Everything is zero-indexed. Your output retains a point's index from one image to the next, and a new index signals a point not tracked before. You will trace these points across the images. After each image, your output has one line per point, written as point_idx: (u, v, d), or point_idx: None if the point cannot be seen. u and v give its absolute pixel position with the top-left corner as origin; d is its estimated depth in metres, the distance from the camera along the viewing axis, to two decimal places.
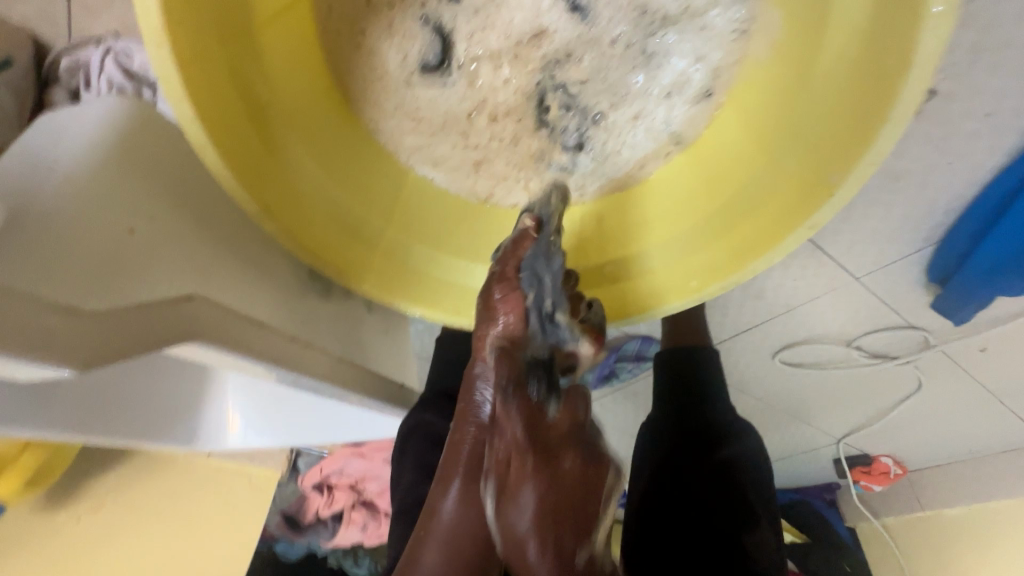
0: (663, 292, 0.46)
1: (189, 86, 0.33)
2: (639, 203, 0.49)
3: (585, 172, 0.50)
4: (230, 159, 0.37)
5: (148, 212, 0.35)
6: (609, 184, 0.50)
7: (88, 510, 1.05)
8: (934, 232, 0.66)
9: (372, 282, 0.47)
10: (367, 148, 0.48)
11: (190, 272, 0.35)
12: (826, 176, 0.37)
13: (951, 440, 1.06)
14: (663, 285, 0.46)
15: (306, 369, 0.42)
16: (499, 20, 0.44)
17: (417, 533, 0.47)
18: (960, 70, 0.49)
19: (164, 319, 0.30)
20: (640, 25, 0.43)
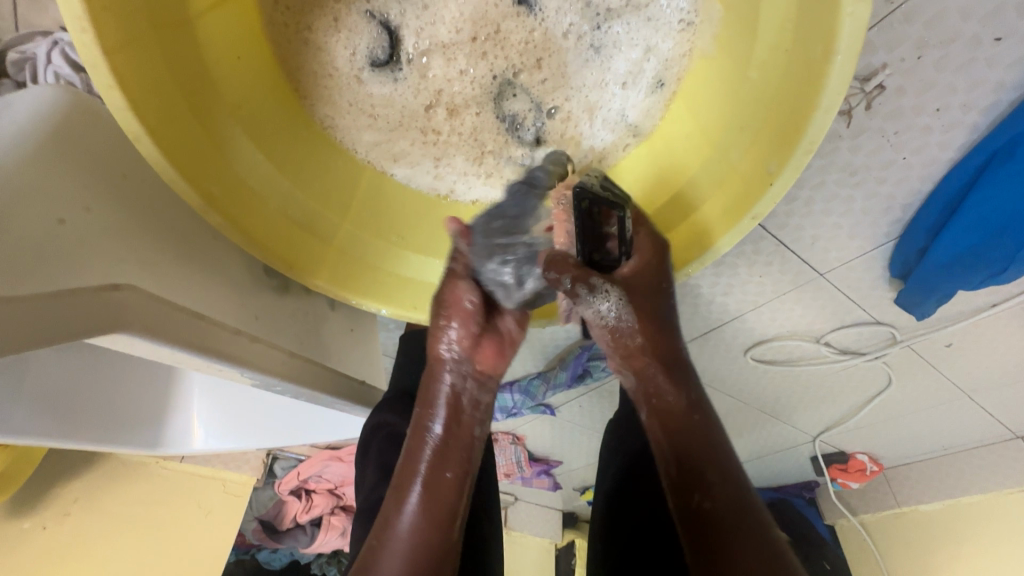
0: None
1: (119, 73, 0.32)
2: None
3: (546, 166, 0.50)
4: (169, 148, 0.36)
5: (81, 203, 0.35)
6: None
7: (54, 517, 0.98)
8: (893, 227, 0.66)
9: (325, 277, 0.46)
10: (318, 142, 0.47)
11: (126, 264, 0.35)
12: (766, 165, 0.38)
13: (921, 438, 1.08)
14: None
15: (254, 365, 0.41)
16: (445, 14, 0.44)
17: (371, 544, 0.45)
18: (910, 67, 0.50)
19: (89, 309, 0.30)
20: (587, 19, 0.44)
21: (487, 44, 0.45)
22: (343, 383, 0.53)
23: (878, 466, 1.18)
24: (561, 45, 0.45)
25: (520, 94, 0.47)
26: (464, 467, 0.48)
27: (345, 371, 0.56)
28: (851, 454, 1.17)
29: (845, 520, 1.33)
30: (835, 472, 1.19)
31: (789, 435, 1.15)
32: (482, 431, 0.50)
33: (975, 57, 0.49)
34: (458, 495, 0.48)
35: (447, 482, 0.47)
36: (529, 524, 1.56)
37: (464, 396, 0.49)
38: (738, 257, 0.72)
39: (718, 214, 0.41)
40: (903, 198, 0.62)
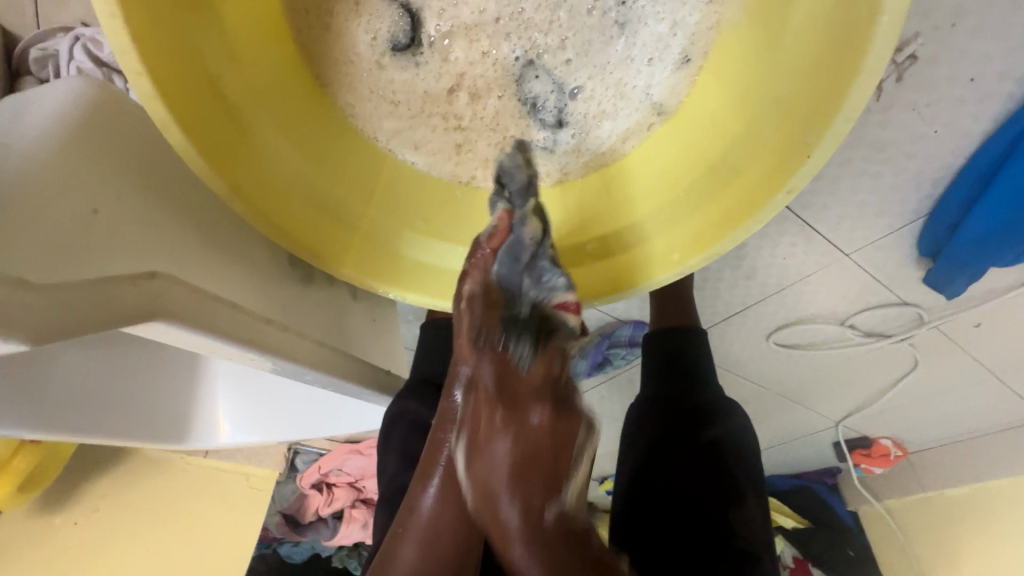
0: (634, 275, 0.46)
1: (145, 60, 0.32)
2: (610, 181, 0.49)
3: (568, 148, 0.49)
4: (194, 137, 0.36)
5: (113, 193, 0.35)
6: (592, 160, 0.49)
7: (82, 514, 1.05)
8: (922, 202, 0.65)
9: (349, 265, 0.46)
10: (339, 130, 0.47)
11: (158, 254, 0.35)
12: (802, 138, 0.36)
13: (949, 419, 1.06)
14: (634, 267, 0.46)
15: (285, 354, 0.41)
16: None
17: (398, 528, 0.48)
18: (943, 34, 0.48)
19: (126, 294, 0.30)
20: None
21: (510, 25, 0.44)
22: (370, 374, 0.53)
23: (905, 451, 1.16)
24: (586, 22, 0.44)
25: (541, 75, 0.46)
26: None
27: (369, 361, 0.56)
28: (875, 439, 1.15)
29: (867, 506, 1.30)
30: (859, 459, 1.18)
31: (811, 420, 1.14)
32: None
33: (1013, 22, 0.47)
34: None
35: None
36: None
37: None
38: (761, 240, 0.71)
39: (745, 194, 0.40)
40: (933, 173, 0.61)
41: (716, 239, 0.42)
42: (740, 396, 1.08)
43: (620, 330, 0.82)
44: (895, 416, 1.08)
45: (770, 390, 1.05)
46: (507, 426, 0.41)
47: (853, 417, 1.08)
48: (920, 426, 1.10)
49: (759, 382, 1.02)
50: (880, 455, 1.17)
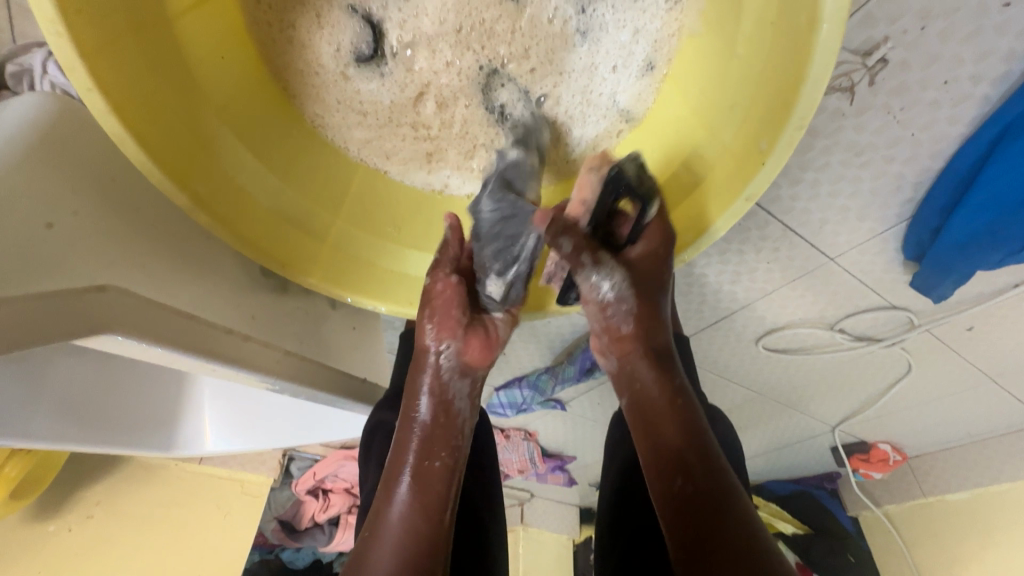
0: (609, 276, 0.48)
1: (96, 76, 0.32)
2: None
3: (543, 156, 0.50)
4: (151, 151, 0.36)
5: (67, 208, 0.35)
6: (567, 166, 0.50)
7: (77, 519, 1.03)
8: (905, 205, 0.64)
9: (319, 275, 0.46)
10: (309, 141, 0.48)
11: (112, 268, 0.35)
12: (757, 144, 0.37)
13: (948, 423, 1.05)
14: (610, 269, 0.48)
15: (249, 365, 0.41)
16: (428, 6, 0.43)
17: (364, 534, 0.45)
18: (913, 37, 0.48)
19: (73, 310, 0.30)
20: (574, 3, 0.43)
21: (473, 35, 0.44)
22: (344, 383, 0.53)
23: (904, 456, 1.15)
24: (547, 31, 0.44)
25: (506, 84, 0.47)
26: (454, 453, 0.48)
27: (346, 370, 0.56)
28: (873, 444, 1.14)
29: (867, 512, 1.29)
30: (857, 464, 1.17)
31: (807, 425, 1.12)
32: (462, 437, 0.49)
33: (983, 24, 0.46)
34: (447, 483, 0.47)
35: (435, 470, 0.47)
36: (546, 519, 1.56)
37: (449, 385, 0.48)
38: (743, 244, 0.70)
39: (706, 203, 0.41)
40: (913, 176, 0.60)
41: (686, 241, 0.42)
42: (734, 401, 1.07)
43: None
44: (892, 421, 1.06)
45: (764, 396, 1.04)
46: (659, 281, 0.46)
47: (848, 421, 1.07)
48: (917, 430, 1.09)
49: (752, 387, 1.02)
50: (880, 461, 1.16)
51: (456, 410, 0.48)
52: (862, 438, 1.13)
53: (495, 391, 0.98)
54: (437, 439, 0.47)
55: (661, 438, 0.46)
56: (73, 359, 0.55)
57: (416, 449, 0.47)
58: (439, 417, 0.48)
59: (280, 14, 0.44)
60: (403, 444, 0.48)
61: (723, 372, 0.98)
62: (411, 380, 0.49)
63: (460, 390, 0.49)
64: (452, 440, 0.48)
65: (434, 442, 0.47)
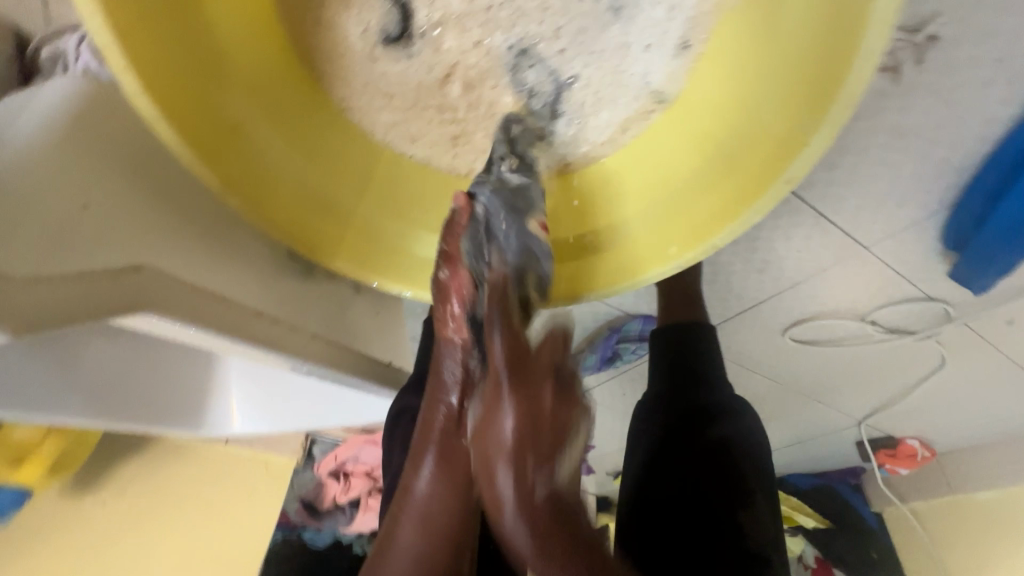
0: (627, 268, 0.46)
1: (132, 55, 0.32)
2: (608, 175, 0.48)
3: (566, 138, 0.48)
4: (184, 131, 0.36)
5: (105, 189, 0.36)
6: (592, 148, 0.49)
7: (110, 497, 1.09)
8: (947, 192, 0.61)
9: (346, 259, 0.46)
10: (337, 124, 0.47)
11: (149, 248, 0.35)
12: (798, 127, 0.35)
13: (980, 419, 1.02)
14: (631, 258, 0.46)
15: (276, 347, 0.41)
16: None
17: (392, 510, 0.47)
18: (966, 12, 0.45)
19: (111, 289, 0.31)
20: None
21: (502, 14, 0.43)
22: (371, 366, 0.54)
23: (933, 452, 1.12)
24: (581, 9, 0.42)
25: (535, 65, 0.45)
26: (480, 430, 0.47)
27: (371, 353, 0.57)
28: (900, 439, 1.12)
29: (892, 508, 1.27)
30: (884, 459, 1.15)
31: (832, 418, 1.10)
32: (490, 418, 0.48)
33: None
34: (474, 459, 0.47)
35: (463, 449, 0.47)
36: None
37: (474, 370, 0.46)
38: (773, 232, 0.68)
39: (729, 197, 0.40)
40: (957, 162, 0.57)
41: (721, 224, 0.40)
42: (757, 392, 1.05)
43: (629, 325, 0.81)
44: (921, 416, 1.04)
45: (789, 387, 1.02)
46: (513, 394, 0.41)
47: (876, 415, 1.04)
48: (948, 426, 1.06)
49: (776, 378, 1.00)
50: (907, 457, 1.14)
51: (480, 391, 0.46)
52: (890, 433, 1.10)
53: None
54: (466, 421, 0.47)
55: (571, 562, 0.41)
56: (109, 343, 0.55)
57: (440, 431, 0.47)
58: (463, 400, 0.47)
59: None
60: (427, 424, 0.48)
61: (747, 363, 0.96)
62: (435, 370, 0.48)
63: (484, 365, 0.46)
64: (480, 421, 0.47)
65: (461, 422, 0.47)
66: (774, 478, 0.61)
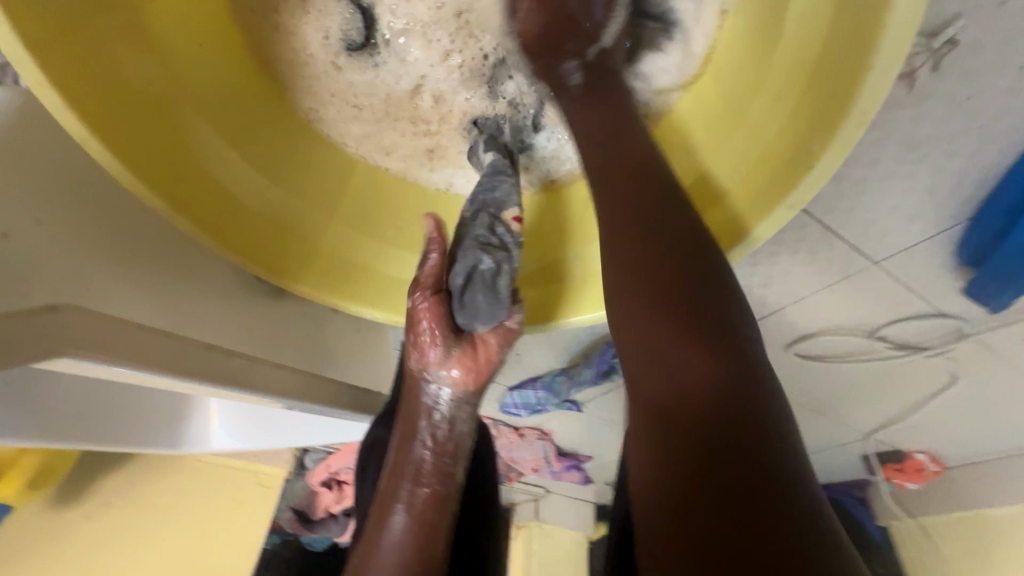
0: None
1: (51, 67, 0.29)
2: None
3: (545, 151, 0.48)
4: (120, 149, 0.32)
5: (31, 216, 0.32)
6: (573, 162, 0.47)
7: (95, 509, 1.08)
8: (964, 205, 0.57)
9: (313, 283, 0.42)
10: (304, 136, 0.45)
11: (79, 282, 0.32)
12: (808, 143, 0.31)
13: (993, 435, 0.97)
14: None
15: (232, 381, 0.38)
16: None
17: (357, 561, 0.46)
18: (989, 15, 0.41)
19: (24, 332, 0.27)
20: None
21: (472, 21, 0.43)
22: (345, 394, 0.50)
23: (944, 467, 1.08)
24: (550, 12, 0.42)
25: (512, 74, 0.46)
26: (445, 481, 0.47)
27: (347, 380, 0.53)
28: (909, 454, 1.07)
29: (900, 523, 1.23)
30: (891, 473, 1.11)
31: (837, 432, 1.06)
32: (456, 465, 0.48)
33: None
34: (438, 511, 0.47)
35: (427, 502, 0.46)
36: (560, 515, 1.54)
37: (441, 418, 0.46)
38: (777, 246, 0.64)
39: (757, 194, 0.35)
40: (976, 174, 0.53)
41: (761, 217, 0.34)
42: None
43: None
44: (931, 432, 0.99)
45: (793, 401, 0.98)
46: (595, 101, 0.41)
47: (883, 431, 1.00)
48: (959, 442, 1.01)
49: (779, 392, 0.96)
50: (915, 471, 1.10)
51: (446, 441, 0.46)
52: (898, 448, 1.06)
53: (508, 391, 0.94)
54: (431, 471, 0.46)
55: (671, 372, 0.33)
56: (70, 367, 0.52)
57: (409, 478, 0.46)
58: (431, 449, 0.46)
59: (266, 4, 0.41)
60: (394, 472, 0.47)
61: None
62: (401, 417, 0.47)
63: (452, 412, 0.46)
64: (445, 469, 0.47)
65: (427, 473, 0.46)
66: None
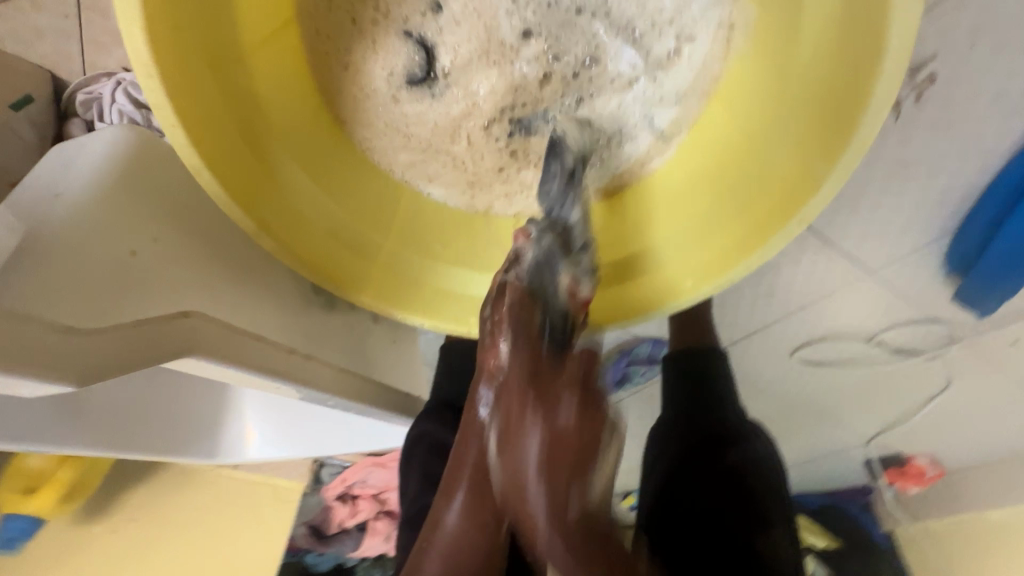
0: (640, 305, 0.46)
1: (181, 112, 0.34)
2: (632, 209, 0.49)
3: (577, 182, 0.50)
4: (225, 181, 0.38)
5: (151, 234, 0.37)
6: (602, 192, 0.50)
7: (121, 522, 1.10)
8: (949, 219, 0.63)
9: (370, 293, 0.48)
10: (361, 164, 0.49)
11: (193, 290, 0.37)
12: (814, 169, 0.37)
13: (988, 438, 1.02)
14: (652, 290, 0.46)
15: (306, 382, 0.43)
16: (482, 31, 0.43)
17: (421, 543, 0.48)
18: (961, 54, 0.48)
19: (160, 335, 0.32)
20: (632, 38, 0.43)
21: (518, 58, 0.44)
22: (389, 395, 0.55)
23: (943, 472, 1.09)
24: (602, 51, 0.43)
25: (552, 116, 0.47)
26: None
27: (391, 383, 0.58)
28: (909, 458, 1.10)
29: None
30: (893, 478, 1.15)
31: (840, 438, 1.10)
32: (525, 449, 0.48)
33: None
34: (503, 497, 0.47)
35: (493, 489, 0.46)
36: None
37: None
38: (781, 257, 0.70)
39: (737, 237, 0.42)
40: (958, 191, 0.59)
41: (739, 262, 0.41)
42: (766, 413, 1.06)
43: (640, 348, 0.82)
44: (929, 435, 1.04)
45: (797, 408, 1.03)
46: (535, 409, 0.42)
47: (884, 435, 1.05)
48: (956, 445, 1.06)
49: (784, 399, 1.00)
50: (916, 476, 1.11)
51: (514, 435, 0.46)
52: (899, 453, 1.10)
53: None
54: None
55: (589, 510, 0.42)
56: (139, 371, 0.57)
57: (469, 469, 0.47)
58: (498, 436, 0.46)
59: (336, 45, 0.44)
60: (462, 456, 0.48)
61: (755, 385, 0.97)
62: (470, 407, 0.48)
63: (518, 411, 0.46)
64: None
65: (497, 460, 0.47)
66: (791, 504, 0.61)
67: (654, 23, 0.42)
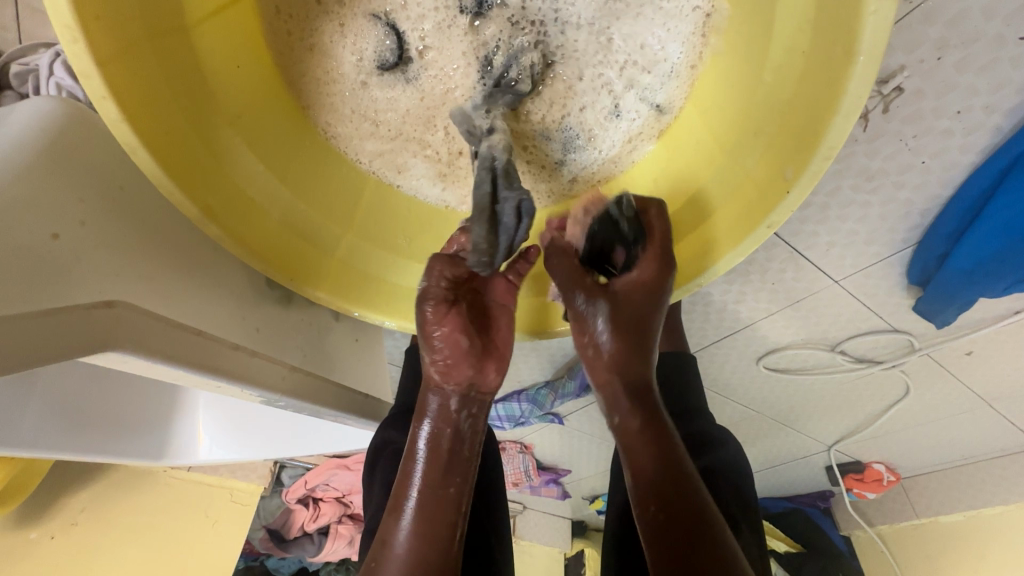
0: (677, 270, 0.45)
1: (113, 84, 0.31)
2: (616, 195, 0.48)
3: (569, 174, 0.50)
4: (165, 163, 0.35)
5: (74, 219, 0.34)
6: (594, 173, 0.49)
7: (59, 529, 0.96)
8: (912, 231, 0.64)
9: (327, 289, 0.46)
10: (323, 152, 0.47)
11: (119, 279, 0.34)
12: (782, 171, 0.36)
13: (939, 446, 1.06)
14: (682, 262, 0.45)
15: (251, 381, 0.40)
16: (454, 12, 0.43)
17: (369, 564, 0.45)
18: (930, 67, 0.47)
19: (82, 327, 0.29)
20: (602, 8, 0.42)
21: (494, 37, 0.44)
22: (347, 397, 0.53)
23: (897, 477, 1.15)
24: (588, 36, 0.43)
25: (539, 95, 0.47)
26: (465, 478, 0.47)
27: (350, 383, 0.55)
28: (867, 464, 1.14)
29: (861, 531, 1.31)
30: (852, 484, 1.17)
31: (802, 444, 1.12)
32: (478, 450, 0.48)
33: (1000, 54, 0.46)
34: (456, 510, 0.46)
35: (446, 497, 0.46)
36: (537, 532, 1.57)
37: (455, 421, 0.47)
38: (749, 266, 0.69)
39: (713, 234, 0.42)
40: (921, 203, 0.60)
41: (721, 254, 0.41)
42: (733, 418, 1.07)
43: None
44: (885, 443, 1.07)
45: (762, 414, 1.04)
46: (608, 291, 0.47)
47: (844, 441, 1.07)
48: (911, 452, 1.09)
49: (749, 405, 1.02)
50: (873, 481, 1.16)
51: (469, 433, 0.47)
52: (858, 459, 1.12)
53: (493, 404, 0.98)
54: (450, 468, 0.46)
55: (636, 461, 0.47)
56: (66, 365, 0.53)
57: (423, 482, 0.46)
58: (450, 445, 0.47)
59: (301, 22, 0.43)
60: (410, 464, 0.47)
61: (722, 390, 0.98)
62: (417, 411, 0.48)
63: (472, 422, 0.47)
64: (464, 465, 0.47)
65: (446, 470, 0.46)
66: (759, 512, 0.60)
67: (615, 11, 0.42)
